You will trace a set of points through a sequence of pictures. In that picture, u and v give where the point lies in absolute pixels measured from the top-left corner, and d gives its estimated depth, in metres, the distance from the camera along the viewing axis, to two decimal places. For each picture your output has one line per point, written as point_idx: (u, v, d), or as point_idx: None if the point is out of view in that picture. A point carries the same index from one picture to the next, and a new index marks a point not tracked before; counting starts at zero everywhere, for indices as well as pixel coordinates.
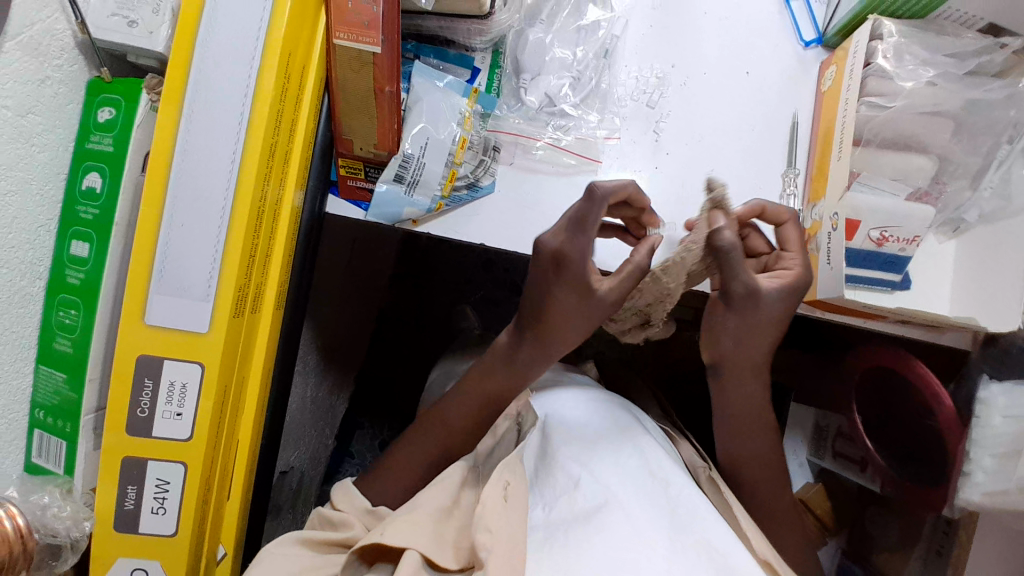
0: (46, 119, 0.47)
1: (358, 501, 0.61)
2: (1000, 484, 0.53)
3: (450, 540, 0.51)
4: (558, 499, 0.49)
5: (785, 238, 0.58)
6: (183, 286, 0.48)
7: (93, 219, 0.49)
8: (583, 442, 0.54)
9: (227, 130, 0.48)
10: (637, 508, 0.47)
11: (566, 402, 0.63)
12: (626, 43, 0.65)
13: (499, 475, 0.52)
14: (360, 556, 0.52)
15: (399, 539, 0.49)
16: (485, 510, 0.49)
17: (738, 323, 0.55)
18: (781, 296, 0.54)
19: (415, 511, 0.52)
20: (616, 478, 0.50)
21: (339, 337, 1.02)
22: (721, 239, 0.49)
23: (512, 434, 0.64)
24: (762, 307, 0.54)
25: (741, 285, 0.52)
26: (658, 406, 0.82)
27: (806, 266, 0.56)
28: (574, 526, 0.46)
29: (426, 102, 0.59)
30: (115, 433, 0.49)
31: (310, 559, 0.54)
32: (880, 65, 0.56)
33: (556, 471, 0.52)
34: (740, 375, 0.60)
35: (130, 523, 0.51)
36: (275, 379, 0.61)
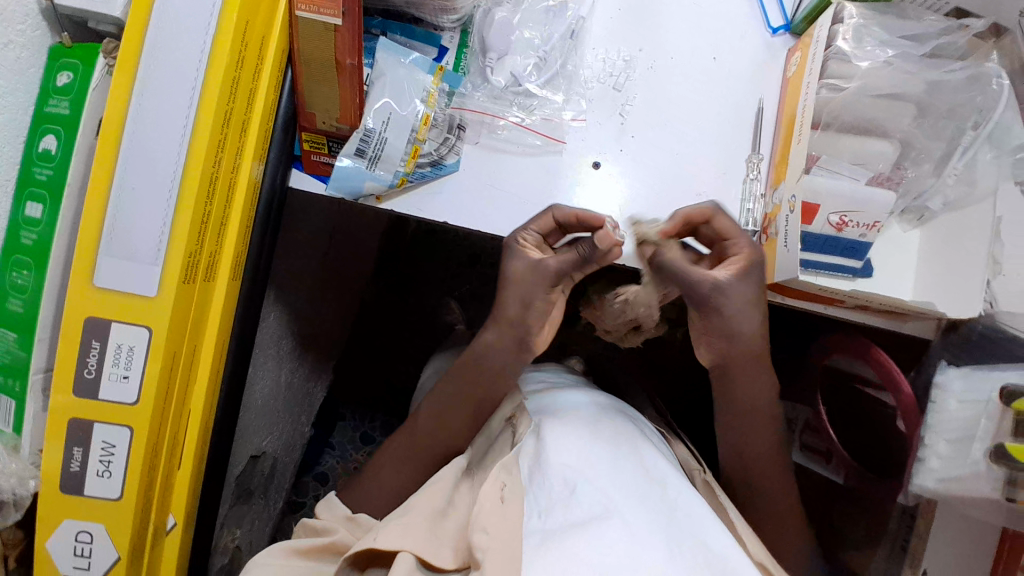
0: (8, 82, 0.48)
1: (338, 510, 0.62)
2: (954, 469, 0.52)
3: (448, 541, 0.51)
4: (554, 507, 0.48)
5: (722, 230, 0.59)
6: (132, 249, 0.48)
7: (47, 180, 0.49)
8: (574, 440, 0.54)
9: (180, 93, 0.48)
10: (634, 516, 0.46)
11: (564, 401, 0.62)
12: (593, 26, 0.65)
13: (497, 476, 0.54)
14: (352, 561, 0.52)
15: (392, 543, 0.50)
16: (482, 511, 0.49)
17: (720, 325, 0.59)
18: (741, 280, 0.57)
19: (408, 514, 0.53)
20: (610, 481, 0.49)
21: (317, 324, 1.02)
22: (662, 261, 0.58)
23: (509, 434, 0.62)
24: (728, 297, 0.57)
25: (705, 281, 0.56)
26: (652, 408, 0.84)
27: (753, 245, 0.59)
28: (568, 530, 0.45)
29: (388, 77, 0.59)
30: (62, 394, 0.49)
31: (296, 568, 0.54)
32: (839, 46, 0.55)
33: (550, 475, 0.51)
34: (732, 368, 0.61)
35: (75, 486, 0.51)
36: (232, 353, 0.61)
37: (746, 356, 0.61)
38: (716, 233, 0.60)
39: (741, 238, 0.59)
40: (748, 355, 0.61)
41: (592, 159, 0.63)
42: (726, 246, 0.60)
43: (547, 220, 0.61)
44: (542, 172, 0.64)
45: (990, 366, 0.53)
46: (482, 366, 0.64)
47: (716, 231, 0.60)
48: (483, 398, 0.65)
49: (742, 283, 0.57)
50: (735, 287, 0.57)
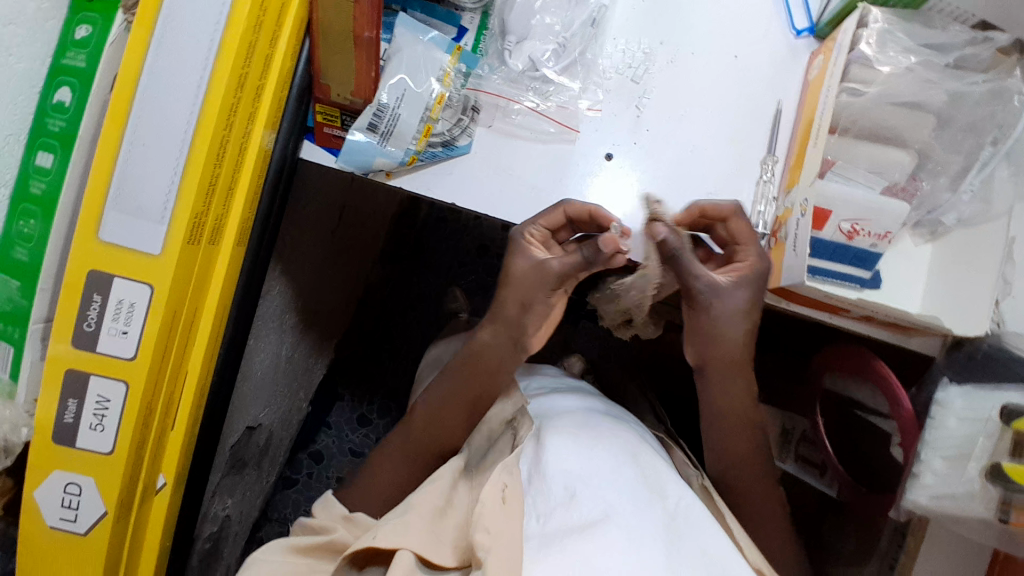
0: (25, 31, 0.48)
1: (336, 509, 0.62)
2: (949, 486, 0.52)
3: (448, 541, 0.52)
4: (553, 511, 0.48)
5: (734, 234, 0.60)
6: (139, 205, 0.48)
7: (59, 131, 0.49)
8: (579, 448, 0.54)
9: (197, 53, 0.48)
10: (636, 528, 0.46)
11: (563, 408, 0.63)
12: (615, 15, 0.65)
13: (497, 478, 0.53)
14: (350, 560, 0.52)
15: (393, 540, 0.50)
16: (485, 511, 0.49)
17: (706, 327, 0.61)
18: (739, 288, 0.59)
19: (410, 513, 0.53)
20: (610, 489, 0.49)
21: (323, 302, 1.02)
22: (666, 246, 0.57)
23: (509, 435, 0.63)
24: (722, 301, 0.59)
25: (701, 282, 0.59)
26: (652, 416, 0.84)
27: (761, 256, 0.59)
28: (571, 535, 0.45)
29: (405, 53, 0.59)
30: (60, 345, 0.49)
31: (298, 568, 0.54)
32: (862, 50, 0.54)
33: (550, 479, 0.51)
34: (712, 372, 0.64)
35: (68, 438, 0.51)
36: (232, 319, 0.61)
37: (734, 363, 0.63)
38: (729, 235, 0.61)
39: (751, 246, 0.59)
40: (735, 360, 0.63)
41: (606, 150, 0.63)
42: (735, 251, 0.61)
43: (557, 216, 0.61)
44: (553, 160, 0.63)
45: (991, 385, 0.53)
46: (481, 362, 0.65)
47: (729, 232, 0.61)
48: (482, 392, 0.66)
49: (739, 291, 0.59)
50: (731, 294, 0.59)
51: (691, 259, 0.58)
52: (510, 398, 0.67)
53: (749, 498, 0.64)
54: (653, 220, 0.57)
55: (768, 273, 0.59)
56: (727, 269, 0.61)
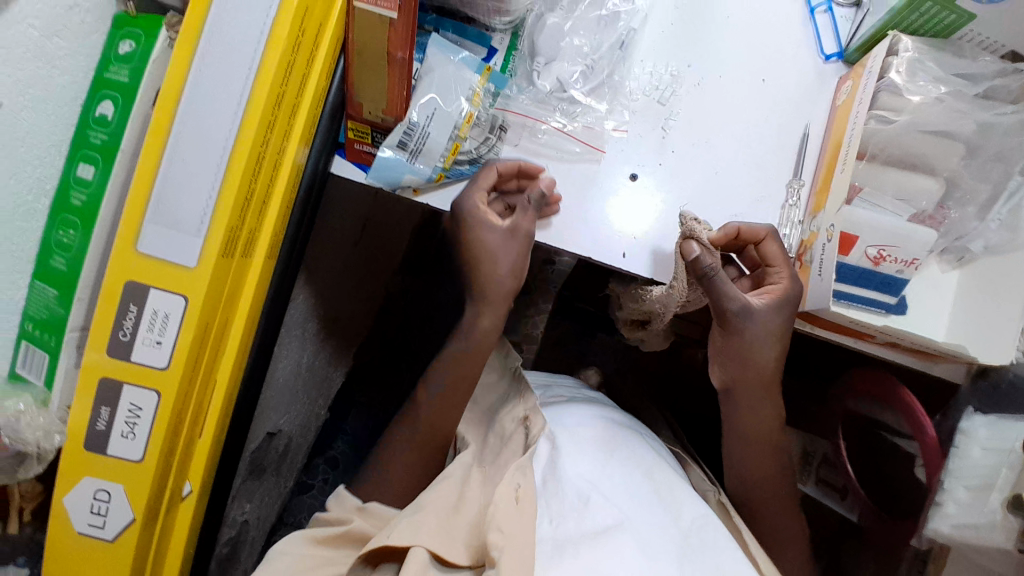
0: (70, 44, 0.49)
1: (349, 500, 0.61)
2: (972, 517, 0.50)
3: (462, 539, 0.52)
4: (566, 516, 0.49)
5: (768, 257, 0.60)
6: (177, 218, 0.49)
7: (102, 143, 0.51)
8: (593, 459, 0.55)
9: (238, 71, 0.49)
10: (650, 542, 0.48)
11: (578, 417, 0.63)
12: (644, 38, 0.65)
13: (511, 479, 0.53)
14: (364, 560, 0.53)
15: (406, 539, 0.50)
16: (498, 511, 0.49)
17: (736, 348, 0.61)
18: (772, 311, 0.60)
19: (422, 513, 0.53)
20: (626, 503, 0.51)
21: (343, 310, 1.04)
22: (701, 265, 0.57)
23: (519, 434, 0.62)
24: (755, 322, 0.60)
25: (733, 302, 0.59)
26: (668, 429, 0.84)
27: (794, 277, 0.60)
28: (584, 542, 0.47)
29: (437, 73, 0.60)
30: (95, 353, 0.51)
31: (318, 559, 0.55)
32: (892, 79, 0.54)
33: (563, 484, 0.52)
34: (740, 391, 0.63)
35: (100, 444, 0.52)
36: (260, 329, 0.63)
37: (766, 378, 0.63)
38: (762, 256, 0.61)
39: (784, 267, 0.60)
40: (762, 378, 0.63)
41: (632, 170, 0.63)
42: (768, 273, 0.61)
43: (490, 176, 0.62)
44: (580, 179, 0.64)
45: (1016, 416, 0.52)
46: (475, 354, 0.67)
47: (761, 254, 0.61)
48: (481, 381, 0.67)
49: (773, 313, 0.60)
50: (764, 316, 0.60)
51: (726, 279, 0.58)
52: (523, 402, 0.66)
53: (774, 520, 0.63)
54: (687, 237, 0.57)
55: (803, 296, 0.59)
56: (761, 291, 0.61)
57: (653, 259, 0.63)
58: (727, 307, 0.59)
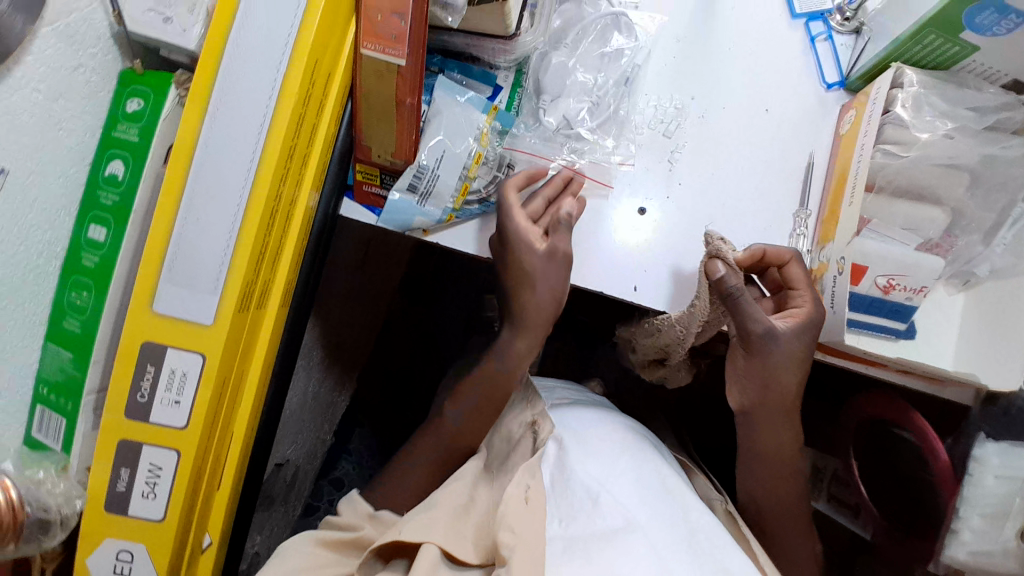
0: (77, 105, 0.48)
1: (361, 508, 0.62)
2: (986, 545, 0.53)
3: (469, 537, 0.52)
4: (576, 517, 0.49)
5: (791, 279, 0.60)
6: (192, 277, 0.49)
7: (113, 204, 0.50)
8: (603, 459, 0.54)
9: (249, 128, 0.49)
10: (660, 537, 0.47)
11: (586, 420, 0.61)
12: (647, 74, 0.66)
13: (521, 480, 0.53)
14: (376, 554, 0.53)
15: (419, 535, 0.50)
16: (509, 511, 0.49)
17: (759, 370, 0.61)
18: (795, 334, 0.59)
19: (434, 509, 0.53)
20: (636, 501, 0.50)
21: (347, 334, 1.02)
22: (726, 285, 0.57)
23: (528, 438, 0.60)
24: (779, 345, 0.59)
25: (758, 323, 0.58)
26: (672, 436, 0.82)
27: (816, 300, 0.59)
28: (595, 541, 0.46)
29: (445, 116, 0.60)
30: (113, 414, 0.50)
31: (326, 560, 0.55)
32: (898, 113, 0.56)
33: (573, 483, 0.51)
34: (758, 416, 0.63)
35: (121, 506, 0.52)
36: (275, 374, 0.62)
37: (788, 401, 0.62)
38: (785, 280, 0.61)
39: (808, 291, 0.60)
40: (783, 400, 0.62)
41: (639, 204, 0.64)
42: (791, 296, 0.61)
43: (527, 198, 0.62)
44: (588, 215, 0.64)
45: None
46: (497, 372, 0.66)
47: (785, 276, 0.61)
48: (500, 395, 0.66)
49: (796, 336, 0.59)
50: (788, 339, 0.59)
51: (751, 299, 0.57)
52: (531, 406, 0.64)
53: (791, 542, 0.63)
54: (713, 257, 0.57)
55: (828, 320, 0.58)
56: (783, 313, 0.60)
57: (674, 278, 0.63)
58: (752, 328, 0.59)
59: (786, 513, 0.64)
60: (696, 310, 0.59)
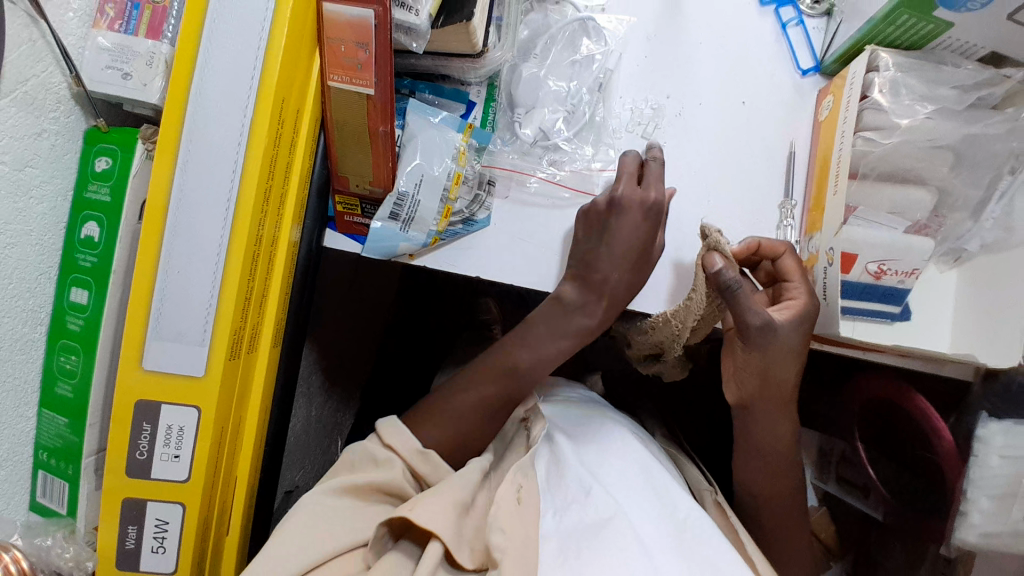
0: (45, 171, 0.48)
1: (410, 441, 0.58)
2: (995, 525, 0.54)
3: (467, 540, 0.50)
4: (570, 507, 0.50)
5: (785, 272, 0.59)
6: (178, 331, 0.48)
7: (92, 266, 0.50)
8: (590, 455, 0.55)
9: (221, 176, 0.48)
10: (645, 526, 0.47)
11: (577, 417, 0.62)
12: (620, 77, 0.65)
13: (513, 478, 0.53)
14: (388, 530, 0.51)
15: (431, 523, 0.48)
16: (500, 511, 0.49)
17: (757, 363, 0.58)
18: (793, 326, 0.56)
19: (443, 492, 0.51)
20: (625, 494, 0.50)
21: (344, 354, 1.01)
22: (723, 278, 0.54)
23: (523, 435, 0.62)
24: (777, 337, 0.56)
25: (756, 316, 0.55)
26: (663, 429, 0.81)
27: (811, 293, 0.58)
28: (586, 533, 0.47)
29: (420, 139, 0.59)
30: (114, 476, 0.50)
31: (345, 512, 0.53)
32: (875, 100, 0.55)
33: (568, 475, 0.52)
34: (757, 409, 0.61)
35: (131, 562, 0.52)
36: (275, 410, 0.62)
37: (787, 394, 0.60)
38: (779, 273, 0.60)
39: (801, 282, 0.58)
40: (782, 394, 0.60)
41: None
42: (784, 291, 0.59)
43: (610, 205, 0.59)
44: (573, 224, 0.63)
45: None
46: (512, 371, 0.64)
47: (778, 270, 0.60)
48: (511, 396, 0.63)
49: (794, 328, 0.56)
50: (785, 331, 0.56)
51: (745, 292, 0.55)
52: (523, 403, 0.65)
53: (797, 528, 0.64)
54: (710, 249, 0.55)
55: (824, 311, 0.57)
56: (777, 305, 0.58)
57: (676, 274, 0.63)
58: (749, 321, 0.56)
59: (790, 504, 0.64)
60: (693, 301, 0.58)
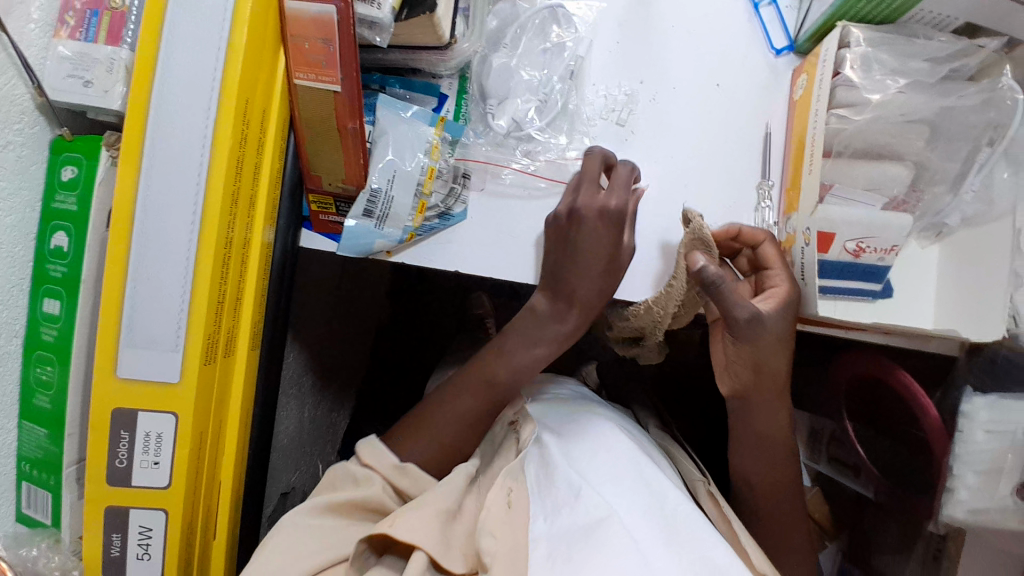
0: (12, 184, 0.48)
1: (386, 457, 0.58)
2: (982, 501, 0.55)
3: (457, 545, 0.51)
4: (561, 511, 0.49)
5: (766, 259, 0.59)
6: (151, 339, 0.48)
7: (62, 276, 0.50)
8: (580, 454, 0.54)
9: (186, 181, 0.48)
10: (637, 525, 0.46)
11: (565, 416, 0.62)
12: (592, 64, 0.64)
13: (503, 482, 0.55)
14: (370, 545, 0.51)
15: (410, 535, 0.49)
16: (489, 518, 0.51)
17: (747, 354, 0.57)
18: (777, 316, 0.56)
19: (425, 507, 0.51)
20: (613, 492, 0.49)
21: (335, 355, 1.00)
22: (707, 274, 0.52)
23: (511, 439, 0.62)
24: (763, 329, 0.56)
25: (743, 310, 0.54)
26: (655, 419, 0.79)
27: (794, 280, 0.57)
28: (578, 538, 0.46)
29: (391, 135, 0.58)
30: (95, 485, 0.50)
31: (330, 529, 0.53)
32: (847, 75, 0.54)
33: (557, 479, 0.52)
34: (753, 398, 0.60)
35: (118, 569, 0.52)
36: (257, 413, 0.62)
37: (780, 381, 0.60)
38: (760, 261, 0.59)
39: (782, 269, 0.58)
40: (774, 383, 0.59)
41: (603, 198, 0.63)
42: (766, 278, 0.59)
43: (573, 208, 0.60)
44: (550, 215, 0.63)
45: (1014, 395, 0.54)
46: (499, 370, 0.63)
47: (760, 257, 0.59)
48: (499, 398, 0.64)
49: (779, 317, 0.56)
50: (771, 320, 0.56)
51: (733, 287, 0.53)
52: (512, 405, 0.65)
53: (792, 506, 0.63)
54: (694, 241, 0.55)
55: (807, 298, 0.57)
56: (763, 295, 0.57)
57: (665, 253, 0.63)
58: (737, 315, 0.54)
59: (791, 486, 0.63)
60: (673, 290, 0.58)
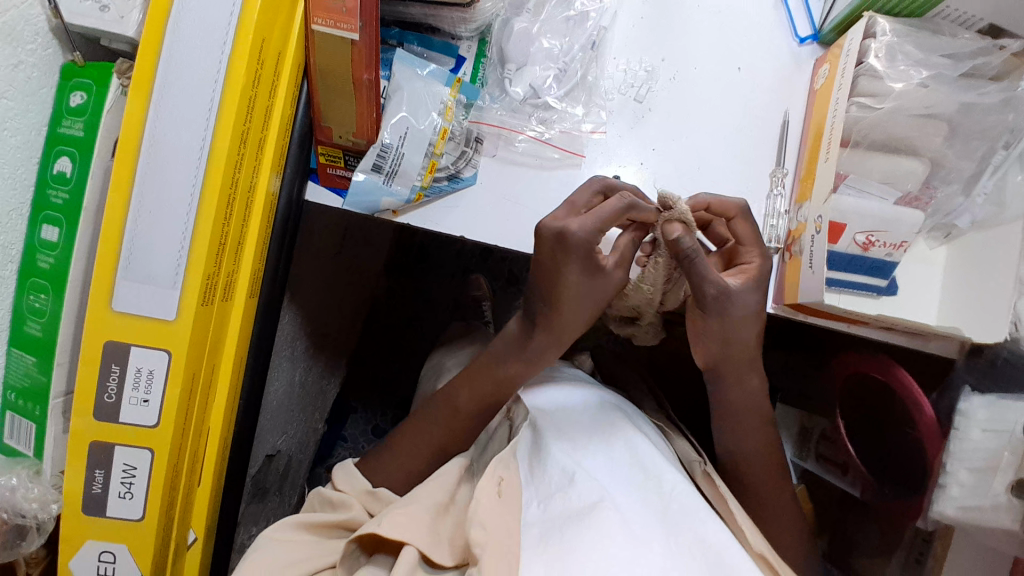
0: (19, 104, 0.47)
1: (359, 483, 0.59)
2: (976, 499, 0.53)
3: (446, 538, 0.49)
4: (553, 497, 0.48)
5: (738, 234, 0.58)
6: (149, 273, 0.47)
7: (64, 203, 0.49)
8: (574, 436, 0.54)
9: (196, 114, 0.47)
10: (629, 507, 0.47)
11: (559, 396, 0.62)
12: (614, 36, 0.64)
13: (492, 471, 0.51)
14: (359, 545, 0.51)
15: (398, 532, 0.48)
16: (479, 507, 0.47)
17: (718, 328, 0.57)
18: (747, 291, 0.55)
19: (413, 504, 0.51)
20: (607, 476, 0.49)
21: (330, 324, 0.98)
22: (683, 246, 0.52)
23: (505, 427, 0.63)
24: (734, 305, 0.55)
25: (712, 285, 0.54)
26: (651, 400, 0.80)
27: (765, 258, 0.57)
28: (572, 522, 0.45)
29: (406, 91, 0.57)
30: (82, 418, 0.49)
31: (305, 545, 0.52)
32: (871, 64, 0.54)
33: (549, 464, 0.50)
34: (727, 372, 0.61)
35: (98, 507, 0.51)
36: (251, 365, 0.61)
37: (750, 351, 0.59)
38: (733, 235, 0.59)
39: (756, 246, 0.58)
40: (747, 354, 0.59)
41: (615, 172, 0.62)
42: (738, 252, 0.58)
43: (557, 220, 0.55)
44: (561, 186, 0.62)
45: (1013, 395, 0.54)
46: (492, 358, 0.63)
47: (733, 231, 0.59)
48: (494, 387, 0.63)
49: (750, 294, 0.56)
50: (741, 297, 0.55)
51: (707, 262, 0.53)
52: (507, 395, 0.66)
53: (780, 489, 0.63)
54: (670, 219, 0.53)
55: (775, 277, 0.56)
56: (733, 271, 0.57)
57: None
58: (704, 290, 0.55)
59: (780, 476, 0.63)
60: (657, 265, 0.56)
